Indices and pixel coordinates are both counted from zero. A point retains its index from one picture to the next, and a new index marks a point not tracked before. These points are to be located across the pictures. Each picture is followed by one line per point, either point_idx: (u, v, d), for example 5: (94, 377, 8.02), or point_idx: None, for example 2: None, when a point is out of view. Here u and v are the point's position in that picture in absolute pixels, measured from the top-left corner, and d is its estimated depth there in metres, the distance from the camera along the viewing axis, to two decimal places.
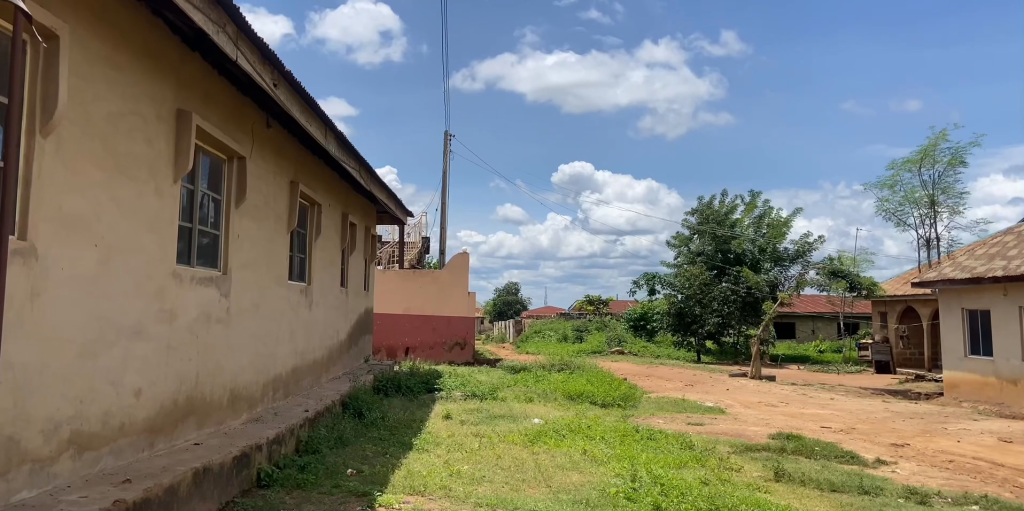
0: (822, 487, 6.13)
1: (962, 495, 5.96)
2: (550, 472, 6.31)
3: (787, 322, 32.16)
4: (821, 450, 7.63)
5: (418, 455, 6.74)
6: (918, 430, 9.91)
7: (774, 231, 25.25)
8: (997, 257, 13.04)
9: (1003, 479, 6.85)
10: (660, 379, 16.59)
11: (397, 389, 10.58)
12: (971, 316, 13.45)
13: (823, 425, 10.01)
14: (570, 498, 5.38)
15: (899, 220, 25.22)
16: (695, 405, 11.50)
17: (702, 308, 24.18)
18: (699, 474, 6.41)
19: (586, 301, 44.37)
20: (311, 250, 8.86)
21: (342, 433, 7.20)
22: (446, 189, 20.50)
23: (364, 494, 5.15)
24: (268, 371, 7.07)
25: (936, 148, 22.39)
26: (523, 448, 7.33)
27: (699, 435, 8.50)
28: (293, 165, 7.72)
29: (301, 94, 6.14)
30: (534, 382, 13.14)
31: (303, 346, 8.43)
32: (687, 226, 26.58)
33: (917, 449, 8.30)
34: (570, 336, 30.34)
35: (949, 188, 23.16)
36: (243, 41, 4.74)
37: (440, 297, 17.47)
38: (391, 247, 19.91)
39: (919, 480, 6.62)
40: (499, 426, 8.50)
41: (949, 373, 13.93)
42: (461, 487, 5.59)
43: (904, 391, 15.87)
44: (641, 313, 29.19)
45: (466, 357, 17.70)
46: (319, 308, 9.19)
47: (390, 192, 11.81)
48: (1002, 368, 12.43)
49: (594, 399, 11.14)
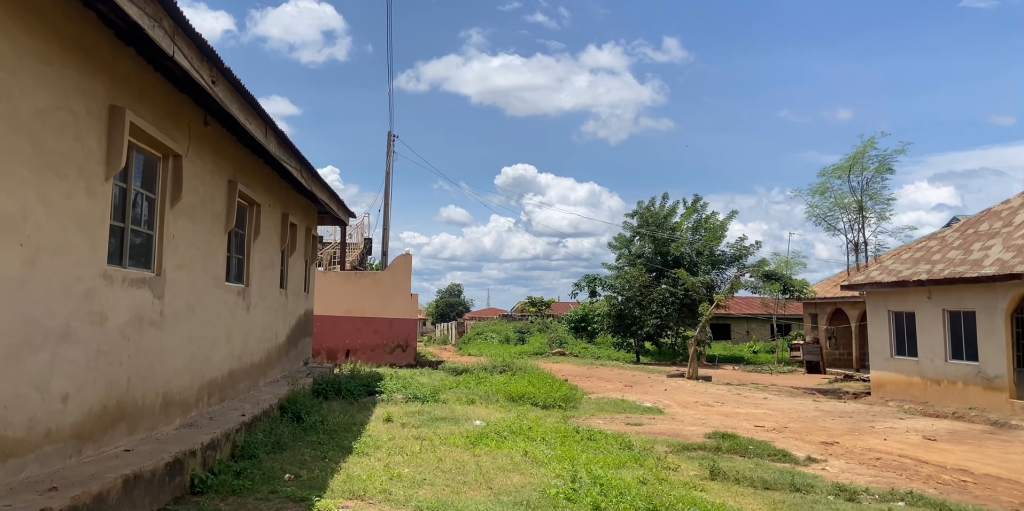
0: (755, 484, 6.30)
1: (888, 492, 6.18)
2: (491, 474, 6.33)
3: (723, 324, 32.94)
4: (754, 449, 7.84)
5: (358, 458, 6.69)
6: (847, 428, 10.28)
7: (712, 235, 25.94)
8: (921, 262, 13.57)
9: (927, 476, 7.14)
10: (600, 380, 16.77)
11: (336, 393, 10.44)
12: (897, 318, 13.98)
13: (757, 424, 10.28)
14: (512, 500, 5.42)
15: (829, 225, 26.14)
16: (635, 406, 11.64)
17: (641, 309, 24.67)
18: (637, 473, 6.52)
19: (528, 303, 44.40)
20: (249, 251, 8.68)
21: (279, 437, 7.08)
22: (388, 189, 20.23)
23: (302, 499, 5.08)
24: (203, 376, 6.90)
25: (865, 155, 23.29)
26: (464, 450, 7.33)
27: (638, 435, 8.63)
28: (231, 164, 7.54)
29: (240, 92, 6.03)
30: (477, 384, 13.13)
31: (240, 350, 8.26)
32: (628, 228, 27.00)
33: (846, 447, 8.59)
34: (512, 337, 30.48)
35: (877, 194, 24.06)
36: (180, 36, 4.63)
37: (382, 299, 17.32)
38: (332, 248, 19.67)
39: (848, 478, 6.86)
40: (440, 428, 8.49)
41: (877, 373, 14.47)
42: (402, 490, 5.58)
43: (832, 390, 16.46)
44: (582, 315, 29.53)
45: (408, 359, 17.56)
46: (256, 310, 9.01)
47: (332, 193, 11.61)
48: (927, 368, 12.95)
49: (535, 400, 11.21)
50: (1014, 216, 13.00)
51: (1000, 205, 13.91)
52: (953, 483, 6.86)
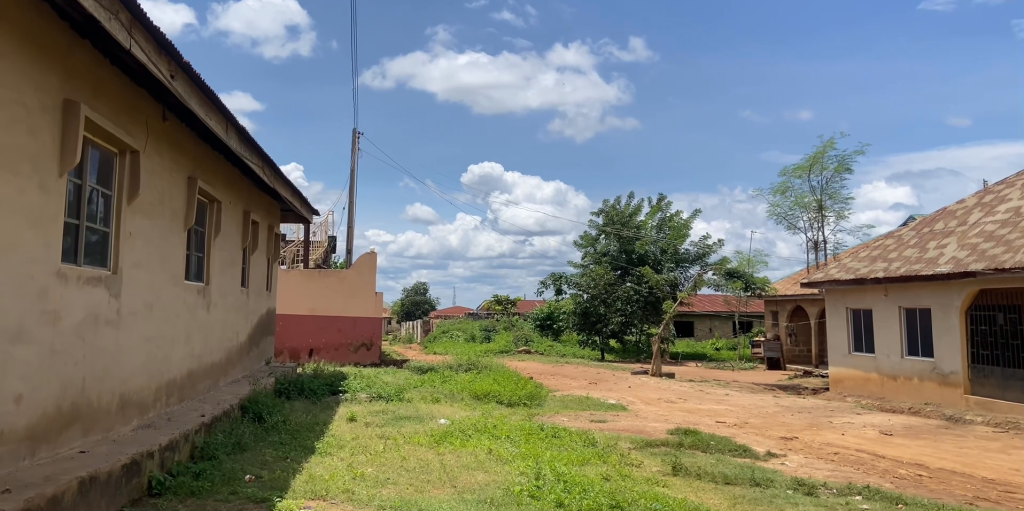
0: (717, 479, 6.38)
1: (846, 486, 6.30)
2: (455, 472, 6.32)
3: (686, 321, 33.31)
4: (716, 444, 7.94)
5: (321, 458, 6.62)
6: (806, 423, 10.46)
7: (676, 233, 26.19)
8: (879, 260, 13.86)
9: (883, 470, 7.30)
10: (566, 378, 16.83)
11: (299, 392, 10.33)
12: (855, 315, 14.26)
13: (718, 420, 10.41)
14: (475, 498, 5.42)
15: (789, 223, 26.56)
16: (599, 403, 11.71)
17: (606, 307, 24.80)
18: (601, 470, 6.56)
19: (494, 301, 44.36)
20: (209, 248, 8.54)
21: (240, 438, 6.98)
22: (353, 186, 20.05)
23: (262, 500, 5.02)
24: (161, 376, 6.77)
25: (824, 155, 23.71)
26: (428, 449, 7.30)
27: (602, 432, 8.68)
28: (191, 160, 7.41)
29: (200, 86, 5.92)
30: (442, 382, 13.10)
31: (199, 350, 8.12)
32: (593, 226, 27.14)
33: (804, 442, 8.75)
34: (478, 336, 30.46)
35: (836, 193, 24.52)
36: (137, 29, 4.53)
37: (346, 298, 17.18)
38: (295, 246, 19.46)
39: (807, 472, 6.98)
40: (404, 427, 8.44)
41: (835, 369, 14.75)
42: (364, 490, 5.55)
43: (792, 386, 16.74)
44: (548, 313, 29.63)
45: (373, 358, 17.43)
46: (217, 309, 8.87)
47: (295, 190, 11.47)
48: (884, 364, 13.23)
49: (500, 398, 11.23)
50: (967, 215, 13.34)
51: (954, 205, 14.25)
52: (909, 477, 7.02)
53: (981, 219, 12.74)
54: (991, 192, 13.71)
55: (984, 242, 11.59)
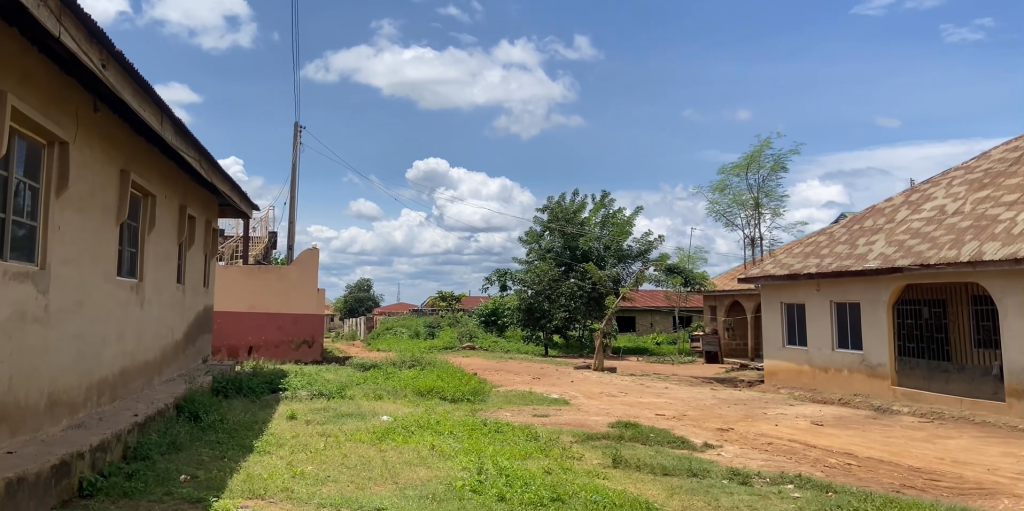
0: (655, 471, 6.51)
1: (779, 475, 6.49)
2: (397, 469, 6.30)
3: (628, 316, 33.78)
4: (655, 437, 8.09)
5: (259, 457, 6.51)
6: (742, 415, 10.74)
7: (618, 230, 26.51)
8: (812, 256, 14.28)
9: (815, 459, 7.54)
10: (510, 373, 16.89)
11: (237, 390, 10.12)
12: (789, 309, 14.66)
13: (658, 413, 10.60)
14: (417, 493, 5.41)
15: (728, 221, 27.17)
16: (542, 398, 11.79)
17: (550, 303, 24.98)
18: (543, 464, 6.62)
19: (439, 298, 44.17)
20: (143, 244, 8.30)
21: (175, 437, 6.81)
22: (294, 181, 19.71)
23: (198, 500, 4.92)
24: (92, 375, 6.57)
25: (761, 154, 24.32)
26: (370, 446, 7.25)
27: (544, 426, 8.76)
28: (123, 153, 7.19)
29: (132, 77, 5.75)
30: (385, 379, 13.01)
31: (132, 348, 7.90)
32: (538, 223, 27.29)
33: (740, 433, 8.99)
34: (422, 332, 30.36)
35: (772, 192, 25.18)
36: (66, 16, 4.38)
37: (287, 294, 16.90)
38: (234, 241, 19.05)
39: (742, 462, 7.17)
40: (346, 424, 8.36)
41: (770, 362, 15.16)
42: (304, 488, 5.49)
43: (729, 379, 17.15)
44: (493, 309, 29.71)
45: (314, 355, 17.14)
46: (151, 306, 8.63)
47: (233, 184, 11.22)
48: (816, 356, 13.65)
49: (443, 394, 11.21)
50: (895, 213, 13.84)
51: (882, 203, 14.79)
52: (839, 466, 7.26)
53: (908, 217, 13.24)
54: (917, 190, 14.26)
55: (910, 239, 12.05)
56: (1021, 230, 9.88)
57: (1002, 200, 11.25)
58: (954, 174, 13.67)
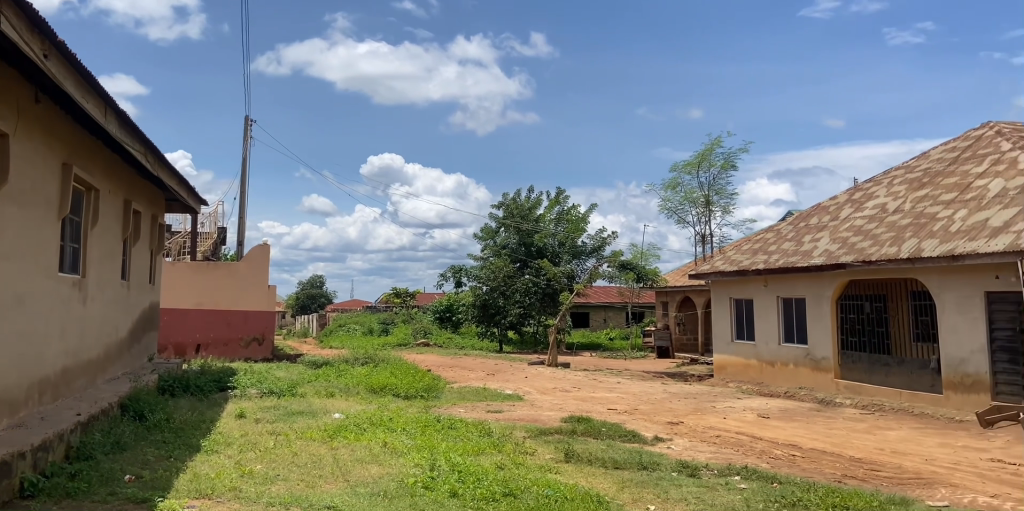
0: (606, 464, 6.58)
1: (726, 467, 6.62)
2: (348, 466, 6.25)
3: (582, 312, 34.03)
4: (606, 431, 8.19)
5: (207, 457, 6.39)
6: (692, 408, 10.93)
7: (573, 226, 26.67)
8: (760, 252, 14.58)
9: (761, 451, 7.71)
10: (464, 370, 16.87)
11: (185, 389, 9.91)
12: (737, 305, 14.95)
13: (610, 407, 10.71)
14: (368, 491, 5.38)
15: (679, 218, 27.54)
16: (495, 394, 11.81)
17: (504, 299, 25.02)
18: (495, 459, 6.64)
19: (393, 294, 43.87)
20: (86, 240, 8.07)
21: (120, 437, 6.64)
22: (245, 176, 19.36)
23: (144, 500, 4.81)
24: (32, 373, 6.37)
25: (712, 152, 24.72)
26: (321, 444, 7.18)
27: (497, 422, 8.78)
28: (66, 145, 6.98)
29: (76, 68, 5.59)
30: (337, 376, 12.89)
31: (75, 346, 7.68)
32: (493, 219, 27.28)
33: (689, 426, 9.14)
34: (376, 329, 30.12)
35: (722, 189, 25.62)
36: (8, 5, 4.24)
37: (236, 291, 16.60)
38: (182, 237, 18.63)
39: (690, 455, 7.30)
40: (296, 422, 8.26)
41: (719, 356, 15.45)
42: (252, 487, 5.41)
43: (679, 373, 17.40)
44: (447, 305, 29.63)
45: (264, 353, 16.88)
46: (94, 303, 8.39)
47: (181, 179, 10.98)
48: (763, 351, 13.95)
49: (396, 391, 11.15)
50: (839, 211, 14.21)
51: (827, 200, 15.16)
52: (784, 457, 7.44)
53: (852, 215, 13.61)
54: (860, 189, 14.66)
55: (853, 236, 12.39)
56: (958, 227, 10.23)
57: (940, 199, 11.63)
58: (895, 173, 14.09)
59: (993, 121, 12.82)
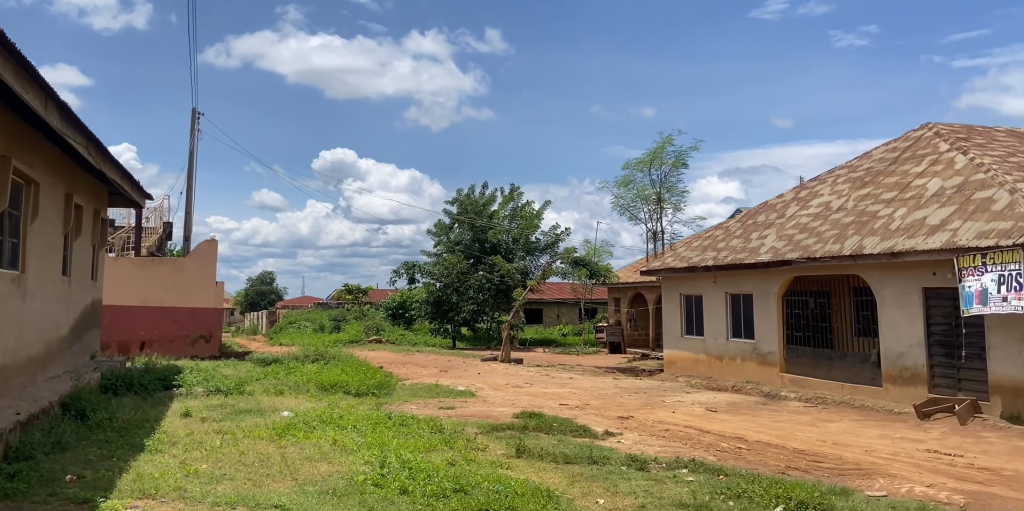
0: (557, 459, 6.61)
1: (674, 460, 6.72)
2: (297, 465, 6.16)
3: (536, 308, 34.15)
4: (557, 426, 8.23)
5: (151, 457, 6.23)
6: (642, 403, 11.06)
7: (527, 223, 26.74)
8: (709, 249, 14.83)
9: (707, 444, 7.84)
10: (416, 366, 16.79)
11: (128, 388, 9.65)
12: (687, 300, 15.18)
13: (561, 403, 10.78)
14: (317, 489, 5.31)
15: (631, 214, 27.82)
16: (447, 390, 11.78)
17: (458, 295, 24.97)
18: (447, 455, 6.63)
19: (345, 291, 43.38)
20: (25, 234, 7.80)
21: (60, 437, 6.43)
22: (193, 170, 18.93)
23: (85, 501, 4.68)
24: None
25: (664, 150, 25.03)
26: (269, 442, 7.07)
27: (449, 418, 8.77)
28: (3, 137, 6.73)
29: (15, 58, 5.40)
30: (286, 374, 12.70)
31: (13, 343, 7.41)
32: (447, 215, 27.18)
33: (639, 420, 9.25)
34: (327, 326, 29.77)
35: (673, 187, 25.97)
36: None
37: (183, 287, 16.24)
38: (126, 232, 18.14)
39: (640, 449, 7.39)
40: (244, 421, 8.12)
41: (669, 351, 15.67)
42: (198, 486, 5.30)
43: (631, 369, 17.60)
44: (400, 302, 29.43)
45: (212, 350, 16.55)
46: (34, 299, 8.12)
47: (126, 173, 10.69)
48: (711, 346, 14.18)
49: (347, 388, 11.05)
50: (786, 209, 14.53)
51: (774, 198, 15.47)
52: (730, 450, 7.59)
53: (797, 212, 13.91)
54: (806, 187, 15.00)
55: (798, 234, 12.67)
56: (897, 225, 10.55)
57: (881, 197, 11.97)
58: (839, 172, 14.46)
59: (932, 123, 13.24)
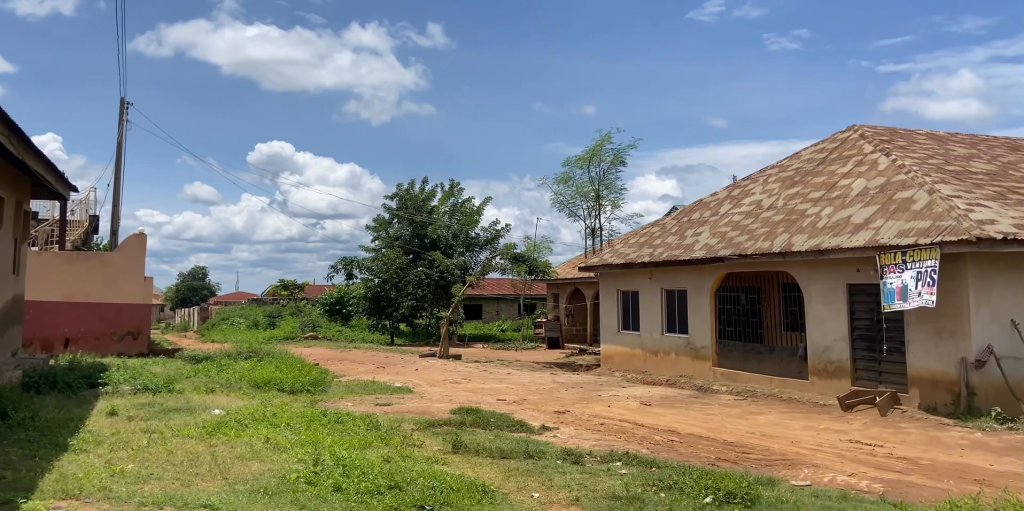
0: (494, 455, 6.62)
1: (608, 453, 6.82)
2: (227, 464, 6.01)
3: (475, 304, 34.14)
4: (494, 421, 8.26)
5: (74, 457, 6.00)
6: (578, 397, 11.18)
7: (467, 218, 26.69)
8: (645, 245, 15.07)
9: (641, 437, 7.98)
10: (353, 363, 16.59)
11: (51, 386, 9.25)
12: (624, 296, 15.39)
13: (499, 398, 10.81)
14: (248, 488, 5.20)
15: (570, 211, 28.05)
16: (384, 386, 11.67)
17: (397, 291, 24.93)
18: (382, 452, 6.56)
19: (281, 287, 42.49)
20: None
21: None
22: (121, 161, 18.27)
23: (5, 502, 4.49)
24: None
25: (603, 148, 25.29)
26: (199, 441, 6.89)
27: (385, 415, 8.69)
28: None
29: None
30: (218, 372, 12.38)
31: None
32: (387, 210, 26.90)
33: (575, 415, 9.34)
34: (262, 322, 29.16)
35: (611, 184, 26.27)
36: None
37: (109, 282, 15.68)
38: (48, 225, 17.40)
39: (576, 442, 7.47)
40: (173, 420, 7.89)
41: (606, 347, 15.87)
42: (123, 487, 5.13)
43: (569, 364, 17.75)
44: (337, 298, 29.03)
45: (140, 348, 16.02)
46: None
47: (49, 164, 10.22)
48: (647, 341, 14.42)
49: (281, 386, 10.85)
50: (719, 206, 14.86)
51: (708, 196, 15.80)
52: (663, 442, 7.73)
53: (730, 210, 14.24)
54: (739, 186, 15.36)
55: (731, 231, 12.98)
56: (824, 224, 10.90)
57: (810, 196, 12.34)
58: (770, 172, 14.85)
59: (858, 125, 13.70)
